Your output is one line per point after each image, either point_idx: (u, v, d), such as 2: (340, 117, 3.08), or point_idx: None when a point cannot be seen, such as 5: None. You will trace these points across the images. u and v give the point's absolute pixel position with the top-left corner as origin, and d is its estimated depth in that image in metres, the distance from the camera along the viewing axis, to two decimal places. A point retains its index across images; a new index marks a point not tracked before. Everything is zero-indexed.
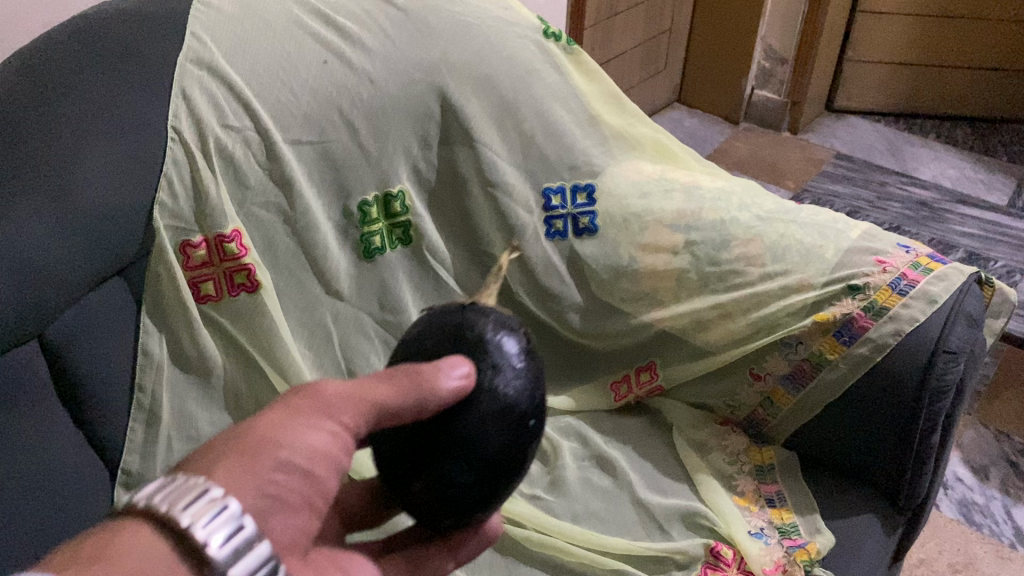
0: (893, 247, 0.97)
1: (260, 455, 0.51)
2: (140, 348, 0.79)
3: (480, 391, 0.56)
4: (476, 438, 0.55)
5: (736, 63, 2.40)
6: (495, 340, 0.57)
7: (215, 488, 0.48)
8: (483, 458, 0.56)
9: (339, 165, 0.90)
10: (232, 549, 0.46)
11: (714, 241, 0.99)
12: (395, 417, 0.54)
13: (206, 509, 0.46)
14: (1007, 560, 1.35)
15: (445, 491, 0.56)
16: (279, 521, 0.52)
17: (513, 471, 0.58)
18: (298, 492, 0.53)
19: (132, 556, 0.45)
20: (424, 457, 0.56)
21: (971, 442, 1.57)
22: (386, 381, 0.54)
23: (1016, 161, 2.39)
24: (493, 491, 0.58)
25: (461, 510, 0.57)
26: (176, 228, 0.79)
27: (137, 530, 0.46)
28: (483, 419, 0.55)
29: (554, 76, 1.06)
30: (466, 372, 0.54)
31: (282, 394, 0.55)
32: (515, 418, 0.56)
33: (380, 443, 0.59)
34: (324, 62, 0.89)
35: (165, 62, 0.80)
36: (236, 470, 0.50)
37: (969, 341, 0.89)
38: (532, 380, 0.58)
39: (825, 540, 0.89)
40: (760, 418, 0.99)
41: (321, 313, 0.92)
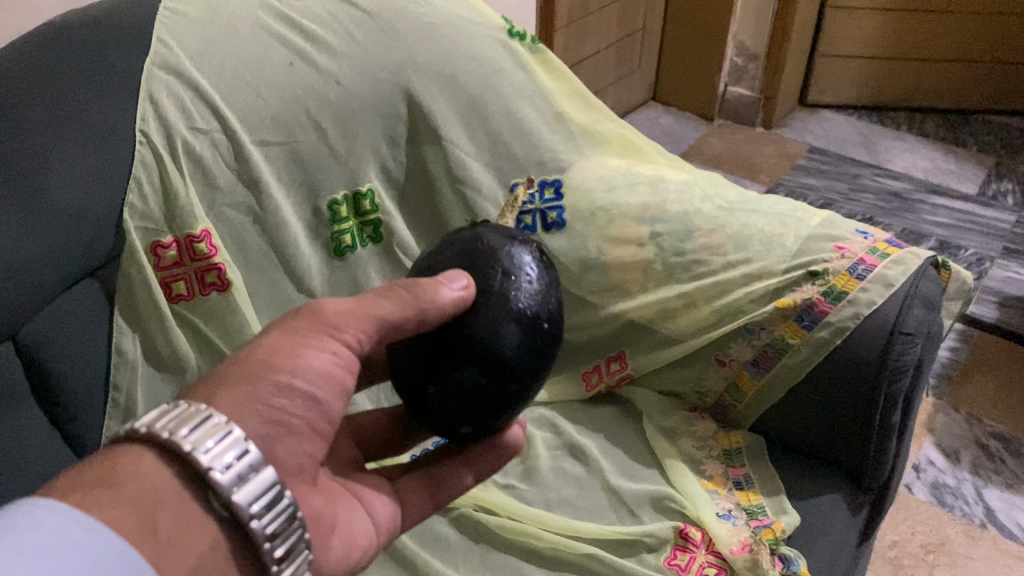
0: (852, 234, 1.00)
1: (263, 379, 0.56)
2: (114, 347, 0.80)
3: (490, 297, 0.60)
4: (489, 342, 0.59)
5: (708, 60, 2.43)
6: (505, 253, 0.62)
7: (217, 415, 0.52)
8: (496, 359, 0.59)
9: (308, 165, 0.92)
10: (236, 473, 0.50)
11: (677, 234, 1.02)
12: (393, 331, 0.59)
13: (210, 435, 0.51)
14: (977, 539, 1.38)
15: (458, 394, 0.60)
16: (286, 446, 0.57)
17: (529, 380, 0.62)
18: (304, 417, 0.58)
19: (140, 483, 0.49)
20: (438, 362, 0.60)
21: (943, 425, 1.60)
22: (386, 297, 0.59)
23: (986, 151, 2.43)
24: (509, 399, 0.61)
25: (475, 416, 0.61)
26: (146, 229, 0.81)
27: (143, 458, 0.50)
28: (495, 323, 0.59)
29: (520, 74, 1.09)
30: (466, 283, 0.59)
31: (286, 318, 0.60)
32: (527, 324, 0.60)
33: (397, 360, 0.63)
34: (291, 65, 0.91)
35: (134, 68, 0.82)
36: (242, 394, 0.55)
37: (925, 323, 0.92)
38: (543, 290, 0.62)
39: (791, 519, 0.91)
40: (726, 404, 1.01)
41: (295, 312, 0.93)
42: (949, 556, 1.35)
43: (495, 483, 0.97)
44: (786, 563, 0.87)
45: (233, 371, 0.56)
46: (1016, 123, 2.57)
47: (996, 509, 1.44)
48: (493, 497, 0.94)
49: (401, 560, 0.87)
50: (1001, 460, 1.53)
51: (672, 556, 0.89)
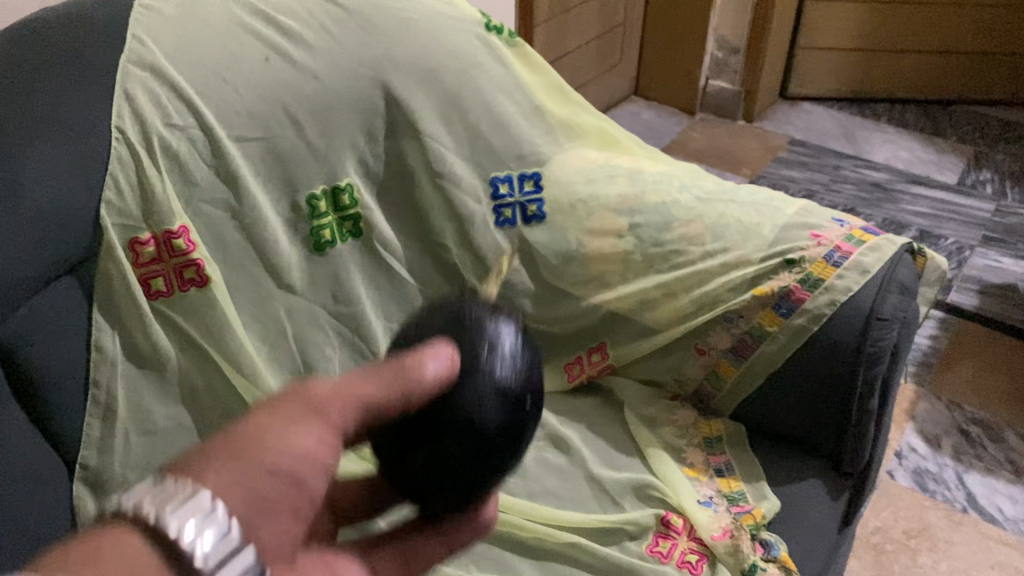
0: (828, 222, 1.01)
1: (251, 459, 0.54)
2: (93, 344, 0.81)
3: (475, 372, 0.61)
4: (473, 412, 0.61)
5: (690, 54, 2.44)
6: (491, 330, 0.64)
7: (202, 493, 0.50)
8: (480, 433, 0.61)
9: (286, 160, 0.93)
10: (218, 559, 0.48)
11: (656, 224, 1.03)
12: (381, 412, 0.58)
13: (195, 514, 0.48)
14: (959, 524, 1.40)
15: (440, 462, 0.61)
16: (267, 528, 0.56)
17: (509, 453, 0.64)
18: (287, 498, 0.57)
19: (120, 557, 0.46)
20: (422, 436, 0.61)
21: (925, 412, 1.61)
22: (371, 377, 0.58)
23: (965, 141, 2.45)
24: (488, 470, 0.63)
25: (455, 482, 0.62)
26: (123, 226, 0.81)
27: (119, 538, 0.47)
28: (480, 395, 0.61)
29: (498, 69, 1.08)
30: (450, 358, 0.60)
31: (270, 397, 0.58)
32: (510, 399, 0.63)
33: (378, 437, 0.63)
34: (266, 60, 0.91)
35: (110, 66, 0.82)
36: (228, 472, 0.53)
37: (902, 308, 0.92)
38: (524, 365, 0.65)
39: (771, 505, 0.93)
40: (707, 392, 1.02)
41: (275, 307, 0.94)
42: (931, 541, 1.37)
43: None
44: (766, 547, 0.88)
45: (217, 448, 0.54)
46: (995, 113, 2.60)
47: (976, 494, 1.45)
48: None
49: None
50: (981, 446, 1.55)
51: (653, 543, 0.90)
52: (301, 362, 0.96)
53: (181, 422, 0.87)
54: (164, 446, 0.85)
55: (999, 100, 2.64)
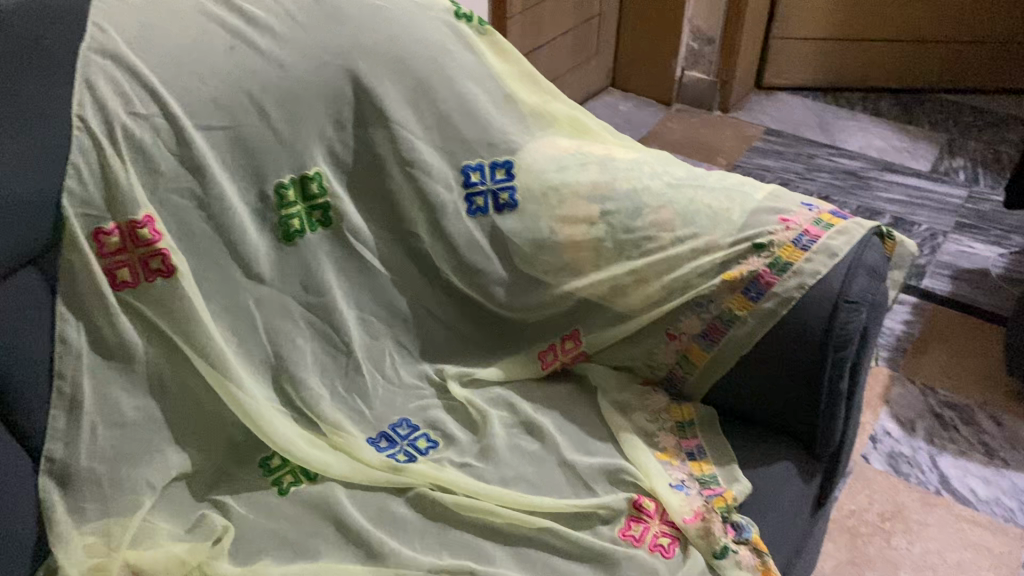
0: (797, 207, 1.01)
1: None
2: (58, 336, 0.81)
3: None
4: None
5: (665, 45, 2.44)
6: None
7: None
8: None
9: (253, 149, 0.92)
10: None
11: (627, 210, 1.03)
12: None
13: None
14: (932, 506, 1.41)
15: None
16: None
17: None
18: None
19: None
20: None
21: (899, 397, 1.62)
22: None
23: (939, 129, 2.47)
24: None
25: None
26: (87, 216, 0.81)
27: None
28: None
29: (468, 56, 1.09)
30: None
31: None
32: None
33: None
34: (231, 48, 0.91)
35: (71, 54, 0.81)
36: None
37: (870, 291, 0.93)
38: None
39: (742, 487, 0.93)
40: (678, 376, 1.03)
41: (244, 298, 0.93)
42: (905, 524, 1.38)
43: (450, 462, 0.97)
44: (737, 529, 0.89)
45: None
46: (968, 102, 2.62)
47: (950, 477, 1.47)
48: (447, 473, 0.94)
49: (356, 541, 0.87)
50: (954, 429, 1.56)
51: (627, 526, 0.90)
52: (272, 352, 0.96)
53: (151, 414, 0.87)
54: (133, 437, 0.86)
55: (972, 89, 2.66)
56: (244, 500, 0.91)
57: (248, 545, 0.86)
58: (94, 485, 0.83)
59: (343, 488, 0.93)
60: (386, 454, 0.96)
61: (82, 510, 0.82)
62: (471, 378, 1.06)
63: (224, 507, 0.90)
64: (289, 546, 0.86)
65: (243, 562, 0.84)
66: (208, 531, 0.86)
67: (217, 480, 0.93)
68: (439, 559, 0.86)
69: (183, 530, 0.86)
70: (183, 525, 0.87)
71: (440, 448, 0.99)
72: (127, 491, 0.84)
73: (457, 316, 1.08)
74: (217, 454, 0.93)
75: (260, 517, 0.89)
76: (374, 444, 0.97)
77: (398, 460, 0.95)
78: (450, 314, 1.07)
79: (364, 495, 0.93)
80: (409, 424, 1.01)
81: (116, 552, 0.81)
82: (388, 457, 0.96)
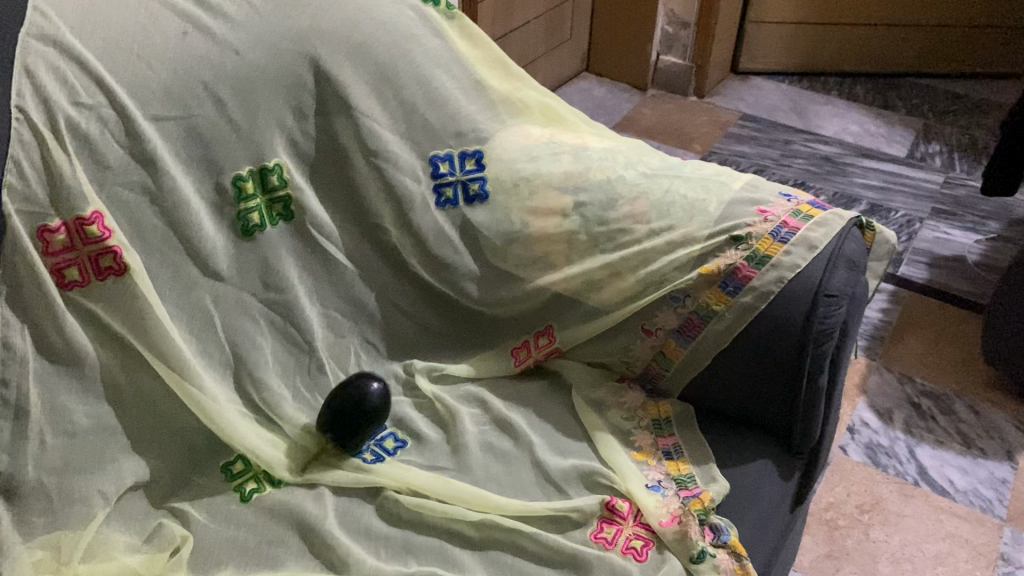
0: (775, 197, 0.98)
1: None
2: (2, 341, 0.77)
3: None
4: None
5: (640, 29, 2.41)
6: None
7: None
8: None
9: (207, 140, 0.88)
10: None
11: (601, 202, 0.99)
12: None
13: None
14: (909, 497, 1.40)
15: None
16: None
17: None
18: None
19: None
20: None
21: (876, 386, 1.61)
22: None
23: (914, 114, 2.46)
24: None
25: None
26: (29, 213, 0.78)
27: None
28: None
29: (433, 40, 1.05)
30: None
31: None
32: None
33: None
34: (184, 34, 0.88)
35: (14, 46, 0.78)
36: None
37: (850, 284, 0.91)
38: None
39: (719, 488, 0.90)
40: (654, 372, 1.00)
41: (199, 297, 0.89)
42: (883, 515, 1.37)
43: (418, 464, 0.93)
44: (716, 532, 0.86)
45: None
46: (942, 86, 2.61)
47: (927, 467, 1.46)
48: (416, 475, 0.90)
49: (319, 549, 0.84)
50: (932, 418, 1.55)
51: (598, 529, 0.87)
52: (231, 352, 0.92)
53: (104, 421, 0.83)
54: (84, 445, 0.82)
55: (946, 72, 2.66)
56: (203, 507, 0.87)
57: (208, 554, 0.83)
58: (42, 496, 0.79)
59: (307, 491, 0.90)
60: (352, 453, 0.93)
61: (29, 524, 0.78)
62: (441, 374, 1.03)
63: (184, 517, 0.86)
64: (249, 555, 0.83)
65: (202, 573, 0.81)
66: (166, 540, 0.83)
67: (174, 487, 0.89)
68: (405, 566, 0.83)
69: (140, 541, 0.83)
70: (139, 536, 0.83)
71: (408, 447, 0.96)
72: (76, 502, 0.80)
73: (427, 312, 1.04)
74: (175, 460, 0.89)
75: (220, 525, 0.85)
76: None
77: (364, 460, 0.92)
78: (419, 311, 1.04)
79: (330, 499, 0.89)
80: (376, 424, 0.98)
81: (67, 568, 0.77)
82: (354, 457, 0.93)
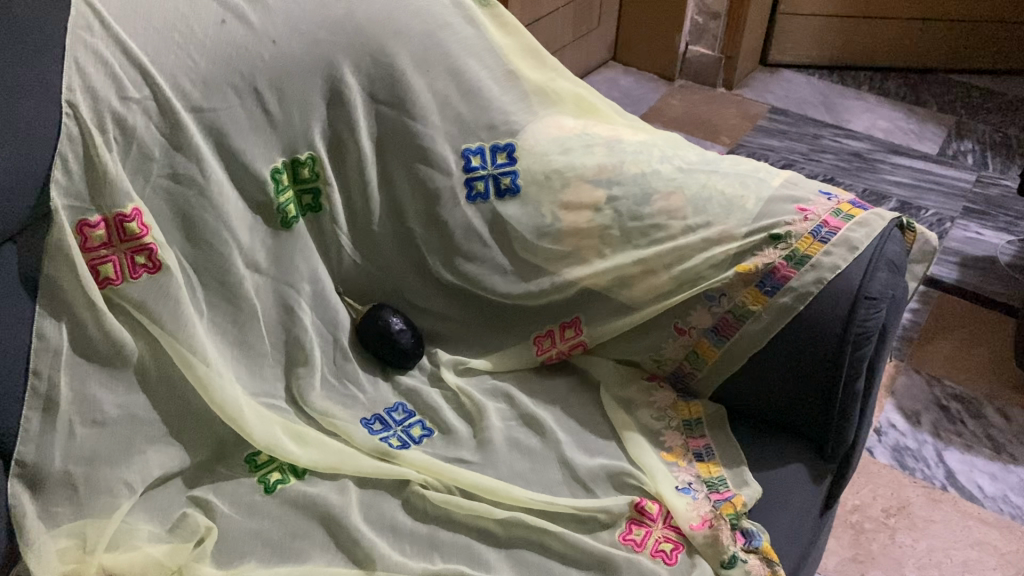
0: (815, 195, 0.96)
1: None
2: (36, 331, 0.77)
3: None
4: None
5: (669, 19, 2.37)
6: None
7: None
8: None
9: (240, 129, 0.87)
10: None
11: (635, 197, 0.97)
12: None
13: None
14: (937, 502, 1.38)
15: None
16: None
17: None
18: None
19: None
20: None
21: (904, 387, 1.58)
22: None
23: (947, 110, 2.42)
24: None
25: None
26: (73, 207, 0.78)
27: None
28: None
29: (467, 29, 1.03)
30: None
31: None
32: None
33: None
34: (222, 22, 0.86)
35: (58, 31, 0.77)
36: None
37: (891, 287, 0.88)
38: None
39: (752, 491, 0.88)
40: (686, 372, 0.98)
41: (247, 288, 0.89)
42: (909, 520, 1.34)
43: (443, 458, 0.92)
44: (747, 537, 0.84)
45: None
46: (977, 83, 2.56)
47: (955, 471, 1.43)
48: (443, 467, 0.88)
49: (344, 543, 0.83)
50: (961, 422, 1.53)
51: (627, 530, 0.86)
52: (254, 344, 0.91)
53: (133, 412, 0.83)
54: (113, 435, 0.81)
55: (982, 69, 2.61)
56: (227, 497, 0.86)
57: (232, 545, 0.82)
58: (67, 488, 0.79)
59: (331, 483, 0.89)
60: (379, 438, 0.92)
61: (54, 514, 0.78)
62: (466, 367, 1.01)
63: (209, 507, 0.85)
64: (273, 548, 0.82)
65: (226, 565, 0.80)
66: (190, 530, 0.82)
67: (198, 476, 0.88)
68: (430, 564, 0.82)
69: (164, 531, 0.82)
70: (163, 525, 0.82)
71: (434, 436, 0.95)
72: (102, 493, 0.80)
73: (452, 303, 1.03)
74: (201, 450, 0.88)
75: (244, 517, 0.84)
76: (367, 427, 0.93)
77: (391, 446, 0.91)
78: (447, 305, 1.02)
79: (354, 491, 0.88)
80: (405, 409, 0.97)
81: (91, 557, 0.76)
82: (381, 440, 0.91)
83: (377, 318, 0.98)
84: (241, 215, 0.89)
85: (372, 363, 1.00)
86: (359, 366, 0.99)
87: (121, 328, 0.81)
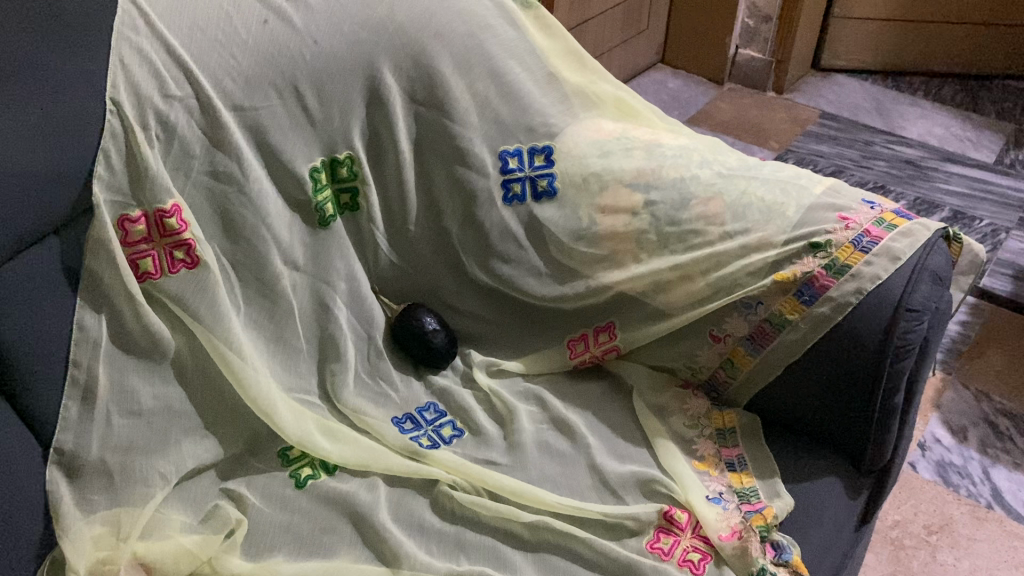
0: (858, 204, 0.94)
1: None
2: (76, 322, 0.79)
3: None
4: None
5: (720, 21, 2.34)
6: None
7: None
8: None
9: (280, 129, 0.88)
10: None
11: (673, 201, 0.96)
12: None
13: None
14: (982, 521, 1.34)
15: None
16: None
17: None
18: None
19: None
20: None
21: (951, 402, 1.54)
22: None
23: (1006, 118, 2.35)
24: None
25: None
26: (114, 202, 0.80)
27: None
28: None
29: (509, 32, 1.04)
30: None
31: None
32: None
33: None
34: (264, 22, 0.88)
35: (104, 32, 0.79)
36: None
37: (933, 299, 0.86)
38: None
39: (783, 504, 0.87)
40: (720, 380, 0.97)
41: (284, 285, 0.91)
42: (951, 538, 1.31)
43: (473, 459, 0.92)
44: (778, 550, 0.83)
45: None
46: None
47: (1002, 490, 1.39)
48: (473, 469, 0.89)
49: (371, 541, 0.83)
50: (1010, 439, 1.48)
51: (655, 538, 0.85)
52: (287, 339, 0.92)
53: (170, 404, 0.85)
54: (149, 426, 0.83)
55: None
56: (259, 490, 0.87)
57: (262, 539, 0.83)
58: (103, 476, 0.81)
59: (361, 479, 0.89)
60: (410, 437, 0.92)
61: (91, 502, 0.80)
62: (498, 369, 1.01)
63: (240, 500, 0.86)
64: (302, 542, 0.83)
65: (255, 557, 0.81)
66: (221, 522, 0.83)
67: (232, 468, 0.90)
68: (456, 564, 0.82)
69: (196, 521, 0.83)
70: (195, 516, 0.84)
71: (465, 437, 0.95)
72: (137, 483, 0.82)
73: (485, 305, 1.03)
74: (234, 443, 0.90)
75: (275, 510, 0.85)
76: (398, 425, 0.94)
77: (421, 445, 0.92)
78: (481, 306, 1.03)
79: (384, 490, 0.89)
80: (436, 409, 0.98)
81: (125, 544, 0.78)
82: (411, 439, 0.92)
83: (411, 319, 0.98)
84: (280, 212, 0.90)
85: (405, 362, 1.01)
86: (392, 365, 0.99)
87: (160, 324, 0.83)
